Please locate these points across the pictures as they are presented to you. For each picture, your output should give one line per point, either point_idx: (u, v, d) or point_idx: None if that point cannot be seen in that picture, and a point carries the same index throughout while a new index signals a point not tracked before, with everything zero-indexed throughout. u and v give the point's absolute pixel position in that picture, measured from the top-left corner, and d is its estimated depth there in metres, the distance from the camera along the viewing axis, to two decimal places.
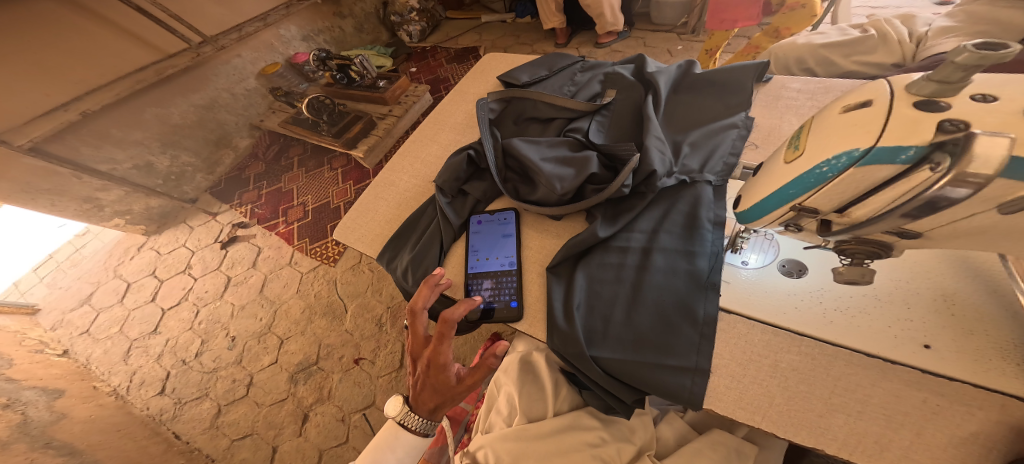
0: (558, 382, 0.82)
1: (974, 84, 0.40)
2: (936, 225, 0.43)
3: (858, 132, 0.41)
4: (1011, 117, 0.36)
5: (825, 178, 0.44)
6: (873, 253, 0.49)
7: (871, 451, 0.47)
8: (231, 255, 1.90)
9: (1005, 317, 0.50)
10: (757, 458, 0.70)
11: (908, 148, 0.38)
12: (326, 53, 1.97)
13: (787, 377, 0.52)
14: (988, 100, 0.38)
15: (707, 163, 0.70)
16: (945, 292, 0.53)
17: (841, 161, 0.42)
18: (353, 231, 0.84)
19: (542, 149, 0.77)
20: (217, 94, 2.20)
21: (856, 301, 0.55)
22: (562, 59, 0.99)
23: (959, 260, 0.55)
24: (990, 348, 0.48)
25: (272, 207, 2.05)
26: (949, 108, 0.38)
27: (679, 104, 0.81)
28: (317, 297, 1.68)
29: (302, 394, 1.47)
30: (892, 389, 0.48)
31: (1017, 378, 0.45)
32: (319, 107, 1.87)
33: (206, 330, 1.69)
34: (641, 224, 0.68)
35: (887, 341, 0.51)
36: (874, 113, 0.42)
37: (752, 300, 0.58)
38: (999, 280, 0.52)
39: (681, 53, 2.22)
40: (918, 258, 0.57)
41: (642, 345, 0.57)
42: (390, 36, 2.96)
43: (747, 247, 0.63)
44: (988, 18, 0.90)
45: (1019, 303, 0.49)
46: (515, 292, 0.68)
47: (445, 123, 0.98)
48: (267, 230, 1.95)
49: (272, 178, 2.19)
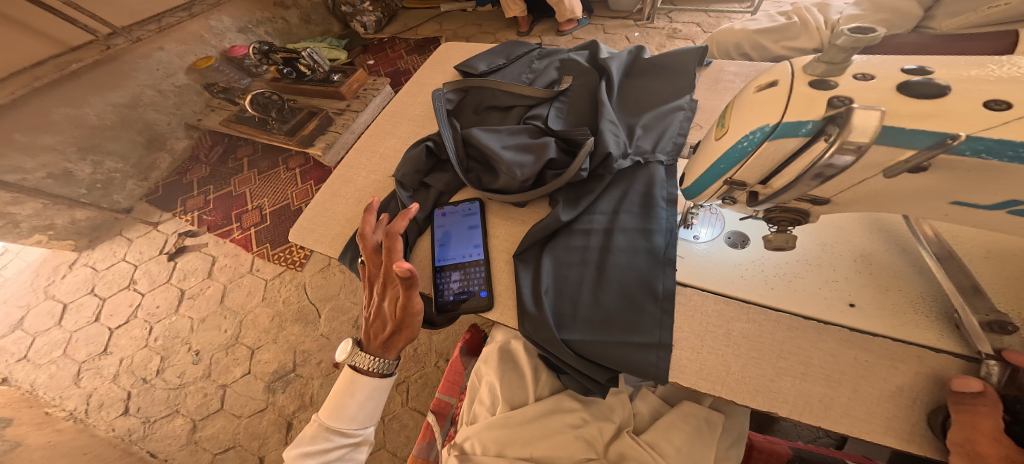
0: (537, 368, 0.84)
1: (859, 64, 0.44)
2: (841, 189, 0.45)
3: (768, 109, 0.44)
4: (885, 94, 0.39)
5: (749, 150, 0.46)
6: (795, 220, 0.52)
7: (817, 410, 0.49)
8: (182, 267, 1.80)
9: (913, 272, 0.54)
10: (725, 426, 0.74)
11: (807, 123, 0.41)
12: (269, 45, 1.85)
13: (739, 345, 0.54)
14: (867, 79, 0.41)
15: (658, 143, 0.72)
16: (864, 254, 0.57)
17: (756, 135, 0.44)
18: (311, 232, 0.80)
19: (502, 137, 0.77)
20: (141, 91, 2.07)
21: (792, 267, 0.58)
22: (519, 47, 0.98)
23: (872, 222, 0.60)
24: (903, 302, 0.52)
25: (224, 213, 1.95)
26: (837, 87, 0.41)
27: (631, 89, 0.83)
28: (286, 303, 1.63)
29: (282, 403, 1.42)
30: (829, 350, 0.51)
31: (927, 329, 0.50)
32: (267, 102, 1.79)
33: (164, 346, 1.60)
34: (601, 205, 0.69)
35: (821, 303, 0.54)
36: (780, 91, 0.44)
37: (704, 273, 0.61)
38: (905, 239, 0.57)
39: (638, 39, 2.25)
40: (837, 221, 0.61)
41: (610, 324, 0.59)
42: (342, 28, 2.86)
43: (697, 222, 0.66)
44: (888, 7, 1.00)
45: (924, 260, 0.54)
46: (484, 281, 0.68)
47: (404, 115, 0.96)
48: (219, 238, 1.85)
49: (222, 182, 2.07)
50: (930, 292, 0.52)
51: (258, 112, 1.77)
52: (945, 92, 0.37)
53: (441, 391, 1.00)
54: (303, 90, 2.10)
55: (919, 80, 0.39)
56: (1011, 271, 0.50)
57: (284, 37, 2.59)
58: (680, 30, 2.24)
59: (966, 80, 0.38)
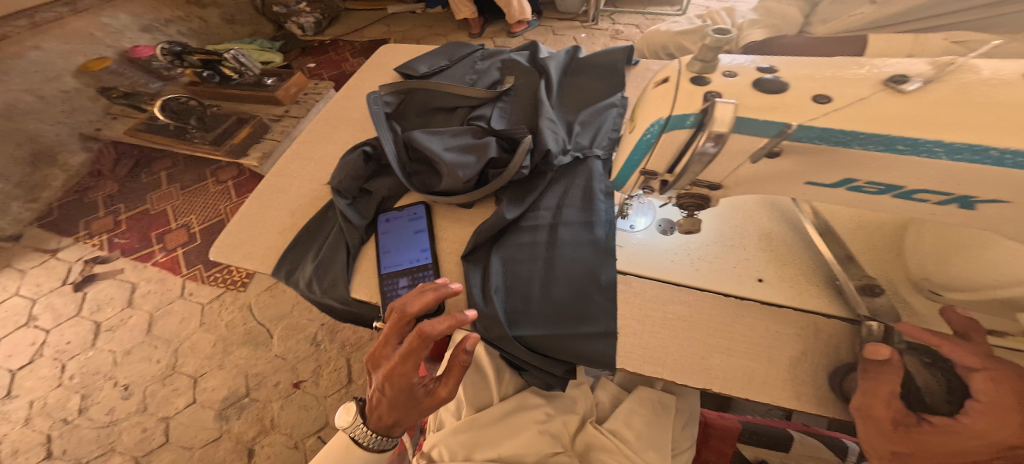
0: (500, 368, 0.82)
1: (729, 61, 0.44)
2: (725, 175, 0.46)
3: (662, 102, 0.43)
4: (741, 89, 0.40)
5: (652, 141, 0.45)
6: (701, 207, 0.51)
7: (741, 383, 0.52)
8: (93, 297, 1.63)
9: (803, 245, 0.60)
10: (679, 407, 0.79)
11: (690, 115, 0.41)
12: (182, 46, 1.75)
13: (675, 326, 0.58)
14: (733, 76, 0.42)
15: (595, 138, 0.75)
16: (764, 233, 0.62)
17: (654, 128, 0.44)
18: (237, 249, 0.74)
19: (445, 139, 0.76)
20: (18, 97, 1.89)
21: (711, 249, 0.62)
22: (462, 48, 0.98)
23: (771, 203, 0.65)
24: (799, 274, 0.57)
25: (140, 234, 1.77)
26: (711, 82, 0.42)
27: (568, 87, 0.85)
28: (230, 327, 1.53)
29: (239, 430, 1.35)
30: (749, 323, 0.56)
31: (818, 296, 0.55)
32: (181, 110, 1.60)
33: (85, 383, 1.46)
34: (546, 202, 0.70)
35: (735, 280, 0.59)
36: (669, 85, 0.44)
37: (641, 261, 0.64)
38: (790, 213, 0.63)
39: (586, 41, 2.32)
40: (747, 200, 0.66)
41: (562, 318, 0.60)
42: (274, 29, 2.68)
43: (633, 212, 0.68)
44: (777, 14, 1.09)
45: (812, 231, 0.59)
46: None
47: (343, 120, 0.93)
48: (137, 262, 1.70)
49: (136, 200, 1.89)
50: (817, 265, 0.58)
51: (176, 120, 1.60)
52: (784, 89, 0.39)
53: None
54: (231, 95, 1.94)
55: (768, 78, 0.40)
56: (877, 237, 0.57)
57: (203, 37, 2.43)
58: (622, 31, 2.34)
59: (805, 76, 0.40)
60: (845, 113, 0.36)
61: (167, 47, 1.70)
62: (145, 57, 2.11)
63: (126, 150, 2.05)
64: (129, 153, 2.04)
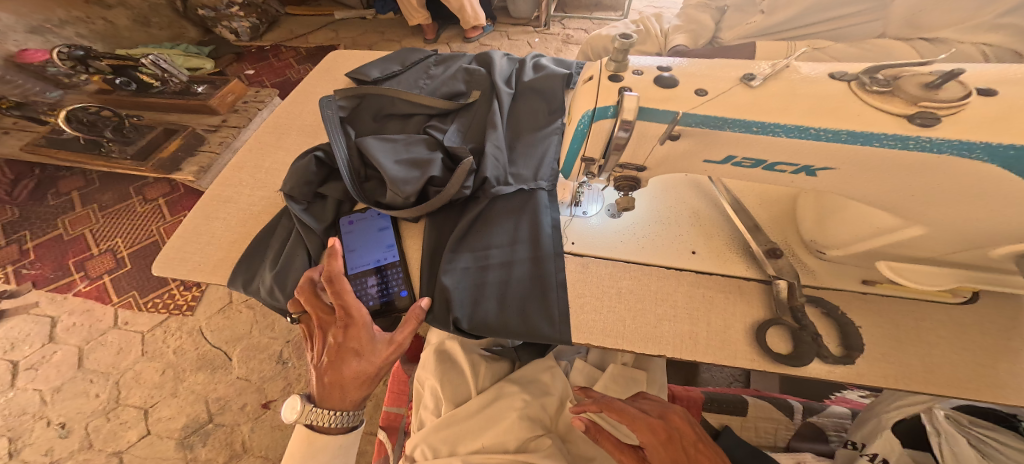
0: (475, 363, 0.86)
1: (637, 61, 0.50)
2: (647, 156, 0.51)
3: (587, 96, 0.48)
4: (646, 86, 0.46)
5: (585, 131, 0.49)
6: (632, 186, 0.55)
7: (689, 346, 0.58)
8: (7, 335, 1.51)
9: (725, 221, 0.68)
10: (649, 379, 0.85)
11: (608, 107, 0.46)
12: (85, 50, 1.62)
13: (629, 300, 0.63)
14: (640, 74, 0.47)
15: (539, 169, 0.78)
16: (693, 211, 0.70)
17: (586, 119, 0.48)
18: (181, 262, 0.71)
19: (399, 148, 0.78)
20: None
21: (651, 228, 0.69)
22: (414, 54, 1.02)
23: (695, 183, 0.73)
24: (726, 246, 0.66)
25: (54, 262, 1.65)
26: (623, 80, 0.47)
27: (515, 107, 0.91)
28: (180, 353, 1.46)
29: (206, 457, 1.29)
30: (689, 292, 0.63)
31: (742, 265, 0.63)
32: (93, 120, 1.51)
33: (13, 427, 1.35)
34: (502, 206, 0.74)
35: (675, 254, 0.66)
36: (592, 82, 0.49)
37: (595, 243, 0.69)
38: (712, 192, 0.72)
39: (539, 44, 2.41)
40: (676, 183, 0.74)
41: (527, 308, 0.64)
42: (203, 35, 2.58)
43: (585, 200, 0.74)
44: (695, 20, 1.22)
45: (731, 207, 0.68)
46: (405, 280, 0.68)
47: (291, 126, 0.93)
48: (55, 293, 1.58)
49: (43, 225, 1.75)
50: (738, 240, 0.66)
51: (86, 132, 1.49)
52: (675, 84, 0.45)
53: (388, 404, 0.99)
54: (151, 103, 1.87)
55: (666, 74, 0.46)
56: (779, 209, 0.66)
57: (108, 40, 2.29)
58: (573, 35, 2.46)
59: (691, 73, 0.47)
60: (715, 102, 0.44)
61: (68, 51, 1.57)
62: (37, 62, 1.92)
63: (24, 169, 1.91)
64: (28, 172, 1.90)
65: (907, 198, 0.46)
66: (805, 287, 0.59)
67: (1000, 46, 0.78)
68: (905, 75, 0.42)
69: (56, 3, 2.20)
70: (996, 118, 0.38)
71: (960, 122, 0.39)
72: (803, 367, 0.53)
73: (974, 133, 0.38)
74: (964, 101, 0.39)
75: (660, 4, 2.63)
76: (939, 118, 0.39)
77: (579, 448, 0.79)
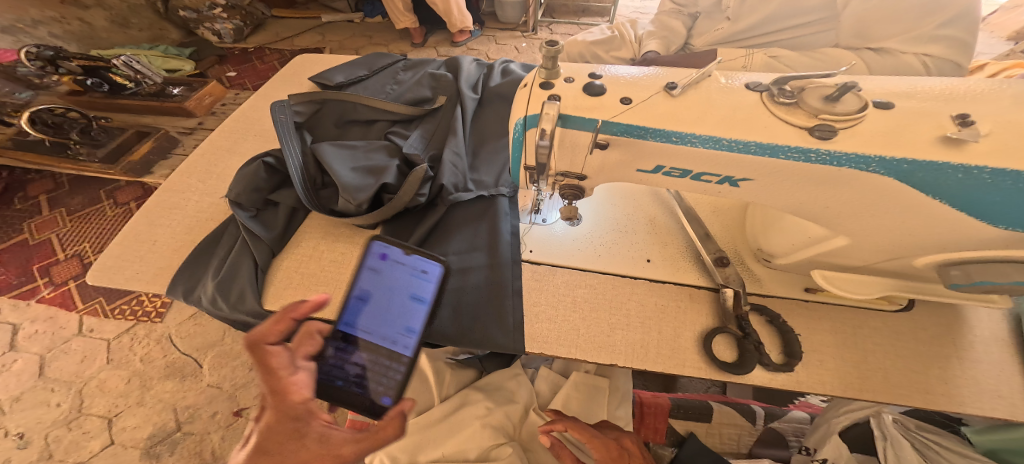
0: (439, 370, 0.84)
1: (573, 68, 0.49)
2: (583, 165, 0.50)
3: (519, 104, 0.48)
4: (578, 94, 0.45)
5: (521, 139, 0.50)
6: (575, 194, 0.54)
7: (640, 355, 0.57)
8: None
9: (681, 229, 0.68)
10: (611, 387, 0.84)
11: (534, 116, 0.46)
12: (55, 49, 1.57)
13: (583, 308, 0.62)
14: (571, 81, 0.47)
15: (499, 177, 0.78)
16: (650, 219, 0.70)
17: (518, 127, 0.49)
18: (124, 269, 0.68)
19: (357, 155, 0.77)
20: None
21: (609, 236, 0.68)
22: (381, 59, 1.01)
23: (653, 192, 0.74)
24: (680, 254, 0.66)
25: (17, 268, 1.59)
26: (555, 88, 0.47)
27: (480, 115, 0.90)
28: (145, 362, 1.41)
29: None
30: (642, 299, 0.62)
31: (695, 273, 0.63)
32: (59, 121, 1.54)
33: None
34: (460, 214, 0.73)
35: (631, 263, 0.65)
36: (524, 90, 0.49)
37: (552, 251, 0.68)
38: (669, 201, 0.72)
39: (527, 50, 2.42)
40: (636, 191, 0.74)
41: (480, 315, 0.62)
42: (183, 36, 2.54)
43: (545, 208, 0.72)
44: (666, 27, 1.23)
45: (685, 215, 0.68)
46: (394, 386, 0.53)
47: (252, 131, 0.91)
48: (18, 300, 1.52)
49: (7, 229, 1.70)
50: (693, 248, 0.66)
51: (51, 133, 1.53)
52: (603, 92, 0.45)
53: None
54: (124, 105, 1.83)
55: (597, 82, 0.46)
56: (731, 218, 0.67)
57: (84, 40, 2.23)
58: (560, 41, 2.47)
59: (624, 81, 0.46)
60: (636, 111, 0.44)
61: (34, 51, 1.52)
62: (7, 62, 1.90)
63: None
64: None
65: (834, 207, 0.46)
66: (751, 295, 0.60)
67: (939, 57, 0.81)
68: (809, 87, 0.43)
69: (29, 2, 2.16)
70: (897, 131, 0.39)
71: (855, 135, 0.40)
72: (744, 374, 0.53)
73: (867, 145, 0.39)
74: (860, 114, 0.40)
75: (648, 12, 2.67)
76: (836, 131, 0.40)
77: (540, 457, 0.77)
